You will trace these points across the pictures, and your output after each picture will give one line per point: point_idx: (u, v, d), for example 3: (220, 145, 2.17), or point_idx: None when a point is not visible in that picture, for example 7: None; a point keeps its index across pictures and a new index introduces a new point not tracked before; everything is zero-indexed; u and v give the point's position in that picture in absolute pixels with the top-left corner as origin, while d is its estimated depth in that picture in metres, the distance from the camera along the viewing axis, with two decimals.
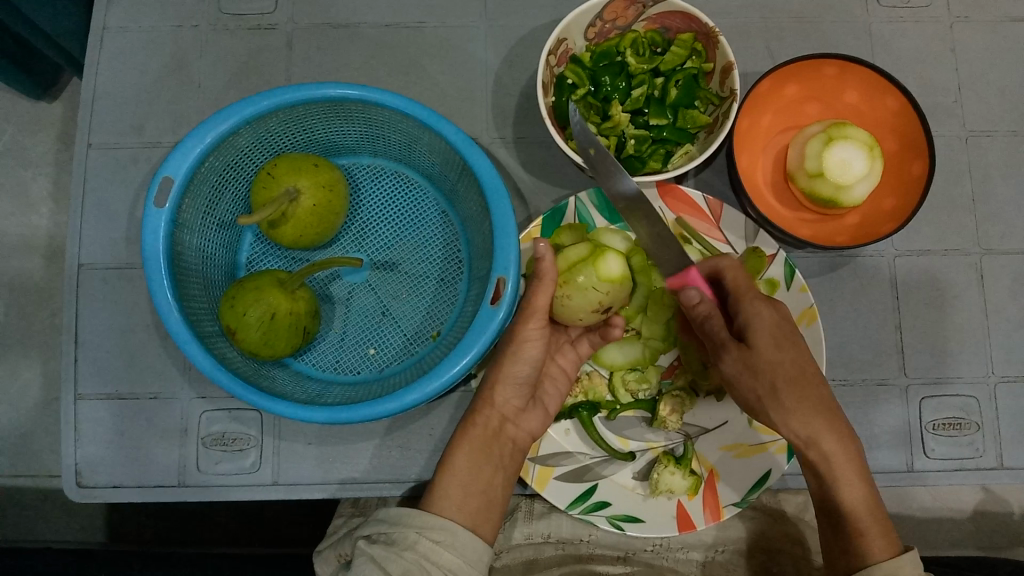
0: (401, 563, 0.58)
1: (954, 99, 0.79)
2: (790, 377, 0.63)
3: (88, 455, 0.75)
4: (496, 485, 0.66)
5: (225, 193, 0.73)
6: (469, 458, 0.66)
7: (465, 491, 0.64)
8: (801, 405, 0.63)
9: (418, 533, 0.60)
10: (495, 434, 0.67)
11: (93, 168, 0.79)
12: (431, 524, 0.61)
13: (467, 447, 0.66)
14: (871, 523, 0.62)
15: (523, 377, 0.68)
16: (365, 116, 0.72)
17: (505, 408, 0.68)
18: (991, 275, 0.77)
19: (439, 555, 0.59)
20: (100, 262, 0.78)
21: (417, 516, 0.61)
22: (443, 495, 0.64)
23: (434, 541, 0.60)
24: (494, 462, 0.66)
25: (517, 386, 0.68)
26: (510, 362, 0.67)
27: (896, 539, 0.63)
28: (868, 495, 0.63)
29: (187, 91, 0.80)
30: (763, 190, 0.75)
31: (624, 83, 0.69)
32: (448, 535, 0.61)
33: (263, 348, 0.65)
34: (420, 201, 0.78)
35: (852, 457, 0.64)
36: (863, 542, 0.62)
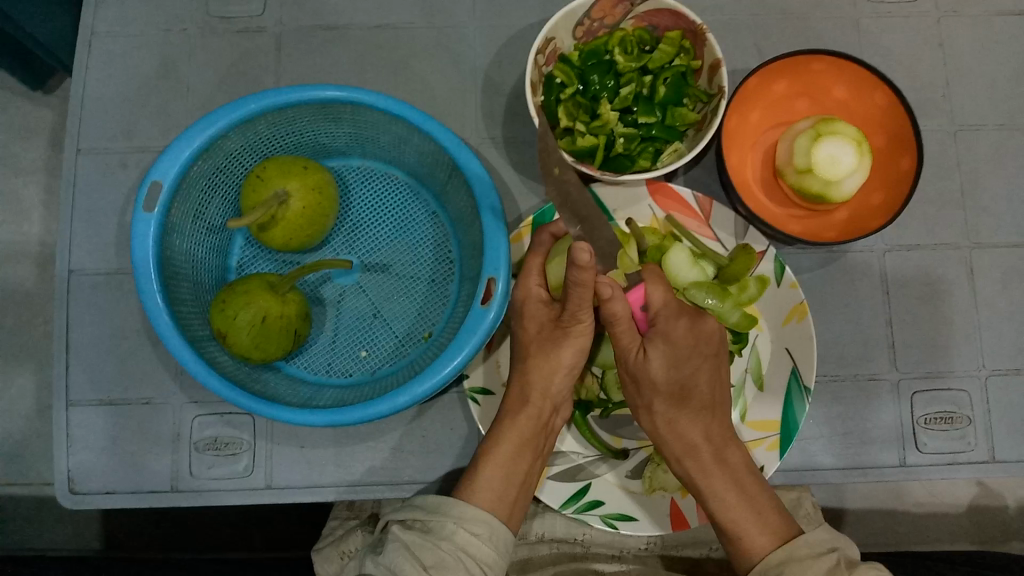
0: (436, 553, 0.57)
1: (942, 94, 0.79)
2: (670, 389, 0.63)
3: (80, 461, 0.75)
4: (532, 479, 0.66)
5: (215, 197, 0.73)
6: (516, 447, 0.64)
7: (507, 480, 0.63)
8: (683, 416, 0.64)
9: (455, 524, 0.60)
10: (542, 424, 0.66)
11: (82, 173, 0.79)
12: (469, 516, 0.60)
13: (516, 435, 0.65)
14: (750, 524, 0.61)
15: (574, 368, 0.67)
16: (354, 118, 0.71)
17: (555, 399, 0.67)
18: (981, 269, 0.77)
19: (475, 547, 0.59)
20: (89, 267, 0.78)
21: (456, 507, 0.61)
22: (485, 483, 0.63)
23: (473, 534, 0.60)
24: (536, 449, 0.66)
25: (567, 376, 0.67)
26: (562, 351, 0.66)
27: (790, 526, 0.62)
28: (754, 505, 0.62)
29: (176, 95, 0.80)
30: (752, 186, 0.75)
31: (612, 81, 0.69)
32: (485, 528, 0.60)
33: (254, 352, 0.65)
34: (410, 202, 0.78)
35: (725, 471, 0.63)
36: (743, 542, 0.61)
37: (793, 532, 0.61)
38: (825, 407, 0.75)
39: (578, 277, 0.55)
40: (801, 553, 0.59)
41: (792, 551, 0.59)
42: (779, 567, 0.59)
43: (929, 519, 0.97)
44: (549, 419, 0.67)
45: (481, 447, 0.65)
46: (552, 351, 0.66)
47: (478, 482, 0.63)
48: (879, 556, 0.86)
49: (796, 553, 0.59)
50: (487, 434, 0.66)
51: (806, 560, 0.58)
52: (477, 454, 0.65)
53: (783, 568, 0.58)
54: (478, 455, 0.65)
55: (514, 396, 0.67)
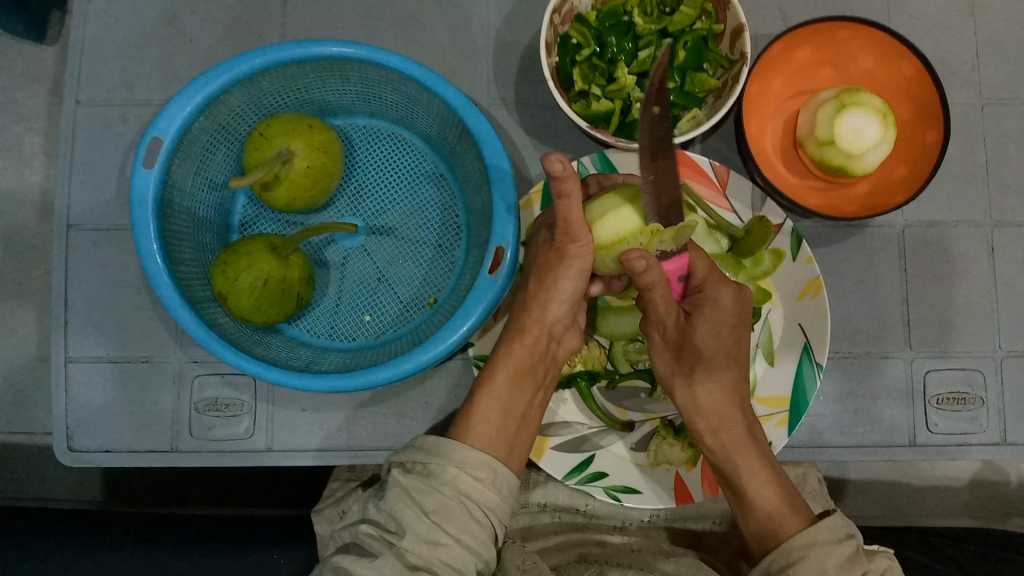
0: (438, 497, 0.55)
1: (972, 65, 0.76)
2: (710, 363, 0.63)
3: (79, 419, 0.74)
4: (533, 413, 0.65)
5: (217, 153, 0.71)
6: (512, 379, 0.64)
7: (506, 414, 0.63)
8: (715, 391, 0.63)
9: (456, 468, 0.57)
10: (541, 356, 0.65)
11: (81, 125, 0.77)
12: (471, 459, 0.58)
13: (513, 366, 0.64)
14: (779, 507, 0.60)
15: (573, 295, 0.65)
16: (362, 75, 0.69)
17: (554, 328, 0.66)
18: (1002, 247, 0.75)
19: (479, 492, 0.57)
20: (89, 222, 0.76)
21: (456, 450, 0.58)
22: (481, 417, 0.62)
23: (476, 479, 0.57)
24: (536, 381, 0.65)
25: (567, 303, 0.65)
26: (561, 275, 0.64)
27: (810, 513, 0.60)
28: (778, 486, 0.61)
29: (178, 46, 0.77)
30: (770, 156, 0.72)
31: (631, 44, 0.66)
32: (489, 472, 0.58)
33: (255, 314, 0.64)
34: (418, 164, 0.76)
35: (753, 448, 0.62)
36: (771, 524, 0.60)
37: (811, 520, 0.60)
38: (834, 384, 0.74)
39: (561, 186, 0.53)
40: (823, 537, 0.57)
41: (815, 534, 0.57)
42: (804, 548, 0.57)
43: (932, 493, 0.96)
44: (547, 351, 0.66)
45: (477, 381, 0.65)
46: (546, 284, 0.65)
47: (474, 417, 0.62)
48: (880, 530, 0.85)
49: (818, 536, 0.57)
50: (485, 366, 0.66)
51: (828, 543, 0.56)
52: (474, 389, 0.64)
53: (806, 552, 0.56)
54: (475, 388, 0.65)
55: (513, 326, 0.66)
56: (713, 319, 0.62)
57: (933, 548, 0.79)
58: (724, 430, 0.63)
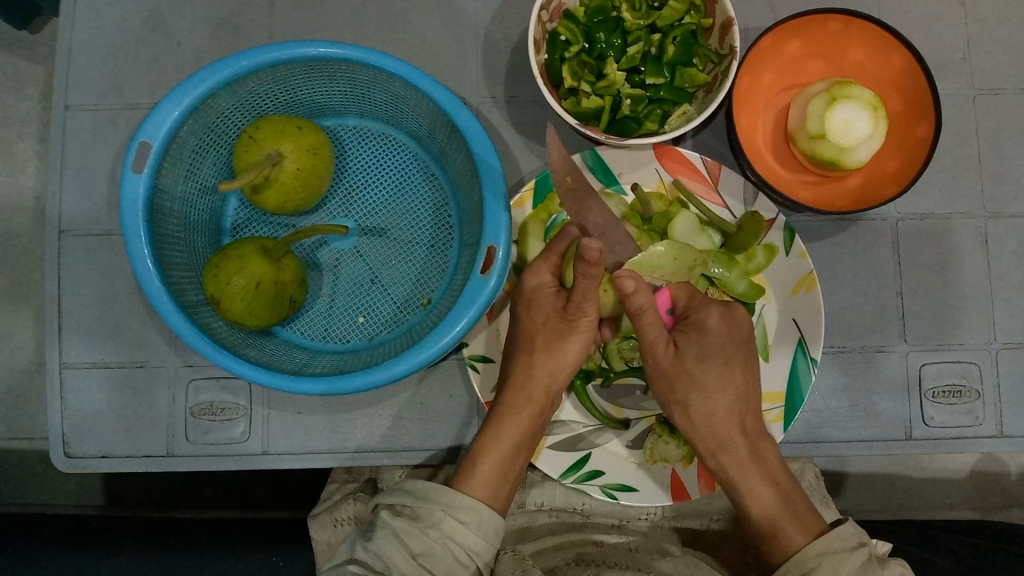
0: (424, 540, 0.57)
1: (962, 56, 0.76)
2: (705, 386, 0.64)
3: (75, 425, 0.74)
4: (522, 475, 0.66)
5: (208, 156, 0.70)
6: (512, 442, 0.65)
7: (502, 476, 0.63)
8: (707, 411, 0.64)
9: (444, 512, 0.59)
10: (541, 423, 0.66)
11: (71, 131, 0.77)
12: (459, 503, 0.60)
13: (516, 433, 0.65)
14: (788, 524, 0.61)
15: (574, 369, 0.66)
16: (351, 76, 0.69)
17: (553, 394, 0.66)
18: (996, 239, 0.75)
19: (464, 536, 0.59)
20: (81, 228, 0.76)
21: (445, 494, 0.60)
22: (479, 475, 0.63)
23: (460, 522, 0.59)
24: (530, 448, 0.66)
25: (569, 372, 0.66)
26: (568, 347, 0.65)
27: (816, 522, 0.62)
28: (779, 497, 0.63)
29: (166, 50, 0.77)
30: (762, 151, 0.72)
31: (619, 40, 0.66)
32: (475, 516, 0.60)
33: (248, 317, 0.64)
34: (408, 163, 0.76)
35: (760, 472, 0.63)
36: (777, 541, 0.61)
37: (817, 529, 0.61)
38: (830, 379, 0.73)
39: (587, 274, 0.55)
40: (837, 546, 0.59)
41: (829, 542, 0.59)
42: (818, 556, 0.59)
43: (931, 486, 0.96)
44: (545, 417, 0.67)
45: (476, 438, 0.65)
46: (561, 352, 0.65)
47: (473, 475, 0.63)
48: (880, 523, 0.85)
49: (831, 545, 0.59)
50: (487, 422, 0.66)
51: (842, 552, 0.58)
52: (471, 446, 0.65)
53: (821, 561, 0.58)
54: (473, 445, 0.65)
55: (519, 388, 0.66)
56: (701, 342, 0.64)
57: (932, 542, 0.79)
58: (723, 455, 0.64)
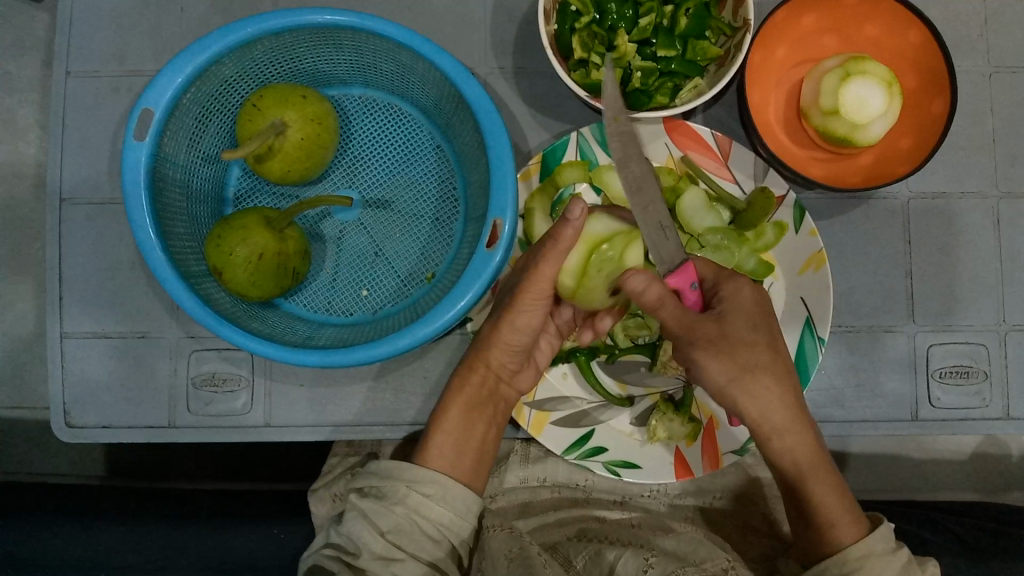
0: (392, 518, 0.58)
1: (979, 32, 0.75)
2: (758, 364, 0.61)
3: (76, 395, 0.74)
4: (489, 445, 0.66)
5: (210, 125, 0.69)
6: (463, 414, 0.65)
7: (459, 447, 0.63)
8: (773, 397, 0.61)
9: (408, 487, 0.60)
10: (491, 391, 0.66)
11: (72, 97, 0.75)
12: (421, 478, 0.60)
13: (463, 402, 0.65)
14: (841, 515, 0.61)
15: (519, 344, 0.64)
16: (357, 44, 0.68)
17: (503, 368, 0.66)
18: (1008, 220, 0.74)
19: (429, 509, 0.59)
20: (83, 196, 0.75)
21: (407, 470, 0.60)
22: (437, 452, 0.63)
23: (424, 495, 0.59)
24: (487, 417, 0.66)
25: (515, 350, 0.65)
26: (507, 329, 0.63)
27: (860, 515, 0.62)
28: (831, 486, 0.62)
29: (169, 16, 0.75)
30: (773, 126, 0.71)
31: (631, 11, 0.65)
32: (438, 488, 0.60)
33: (250, 288, 0.63)
34: (414, 135, 0.75)
35: (816, 453, 0.62)
36: (832, 531, 0.61)
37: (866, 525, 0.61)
38: (837, 358, 0.73)
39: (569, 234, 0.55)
40: (878, 548, 0.59)
41: (871, 546, 0.60)
42: (858, 561, 0.59)
43: (933, 467, 0.95)
44: (499, 388, 0.67)
45: (433, 413, 0.66)
46: (494, 321, 0.65)
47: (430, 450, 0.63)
48: (882, 504, 0.85)
49: (873, 547, 0.60)
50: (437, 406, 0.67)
51: (884, 558, 0.59)
52: (430, 420, 0.65)
53: (864, 563, 0.59)
54: (430, 421, 0.65)
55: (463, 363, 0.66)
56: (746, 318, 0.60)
57: (934, 523, 0.78)
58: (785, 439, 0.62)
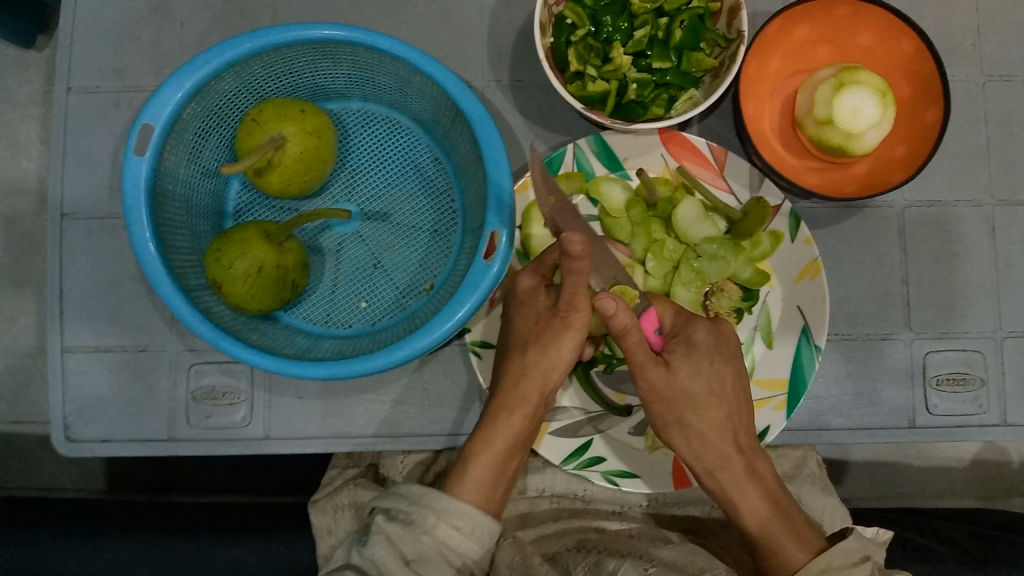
0: (417, 547, 0.56)
1: (972, 41, 0.75)
2: (698, 407, 0.62)
3: (77, 408, 0.74)
4: (514, 475, 0.65)
5: (210, 139, 0.70)
6: (507, 442, 0.64)
7: (496, 477, 0.62)
8: (721, 436, 0.63)
9: (437, 517, 0.58)
10: (533, 420, 0.65)
11: (73, 113, 0.76)
12: (453, 509, 0.59)
13: (510, 432, 0.64)
14: (787, 543, 0.60)
15: (564, 366, 0.65)
16: (355, 58, 0.68)
17: (547, 395, 0.66)
18: (1003, 227, 0.74)
19: (456, 542, 0.58)
20: (84, 211, 0.76)
21: (438, 498, 0.59)
22: (471, 481, 0.61)
23: (455, 528, 0.58)
24: (523, 445, 0.65)
25: (561, 373, 0.65)
26: (556, 350, 0.64)
27: (815, 538, 0.60)
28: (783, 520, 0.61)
29: (168, 32, 0.76)
30: (769, 136, 0.72)
31: (626, 24, 0.65)
32: (469, 521, 0.59)
33: (250, 302, 0.63)
34: (412, 148, 0.75)
35: (756, 489, 0.62)
36: (777, 560, 0.60)
37: (818, 545, 0.60)
38: (834, 367, 0.73)
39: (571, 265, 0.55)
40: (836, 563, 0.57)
41: (831, 559, 0.58)
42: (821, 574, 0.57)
43: (931, 474, 0.96)
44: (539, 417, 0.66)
45: (468, 441, 0.64)
46: (546, 351, 0.64)
47: (465, 481, 0.61)
48: (881, 511, 0.85)
49: (834, 561, 0.57)
50: (475, 430, 0.65)
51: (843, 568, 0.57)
52: (465, 448, 0.64)
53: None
54: (466, 449, 0.63)
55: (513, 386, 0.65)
56: (691, 360, 0.62)
57: (932, 531, 0.79)
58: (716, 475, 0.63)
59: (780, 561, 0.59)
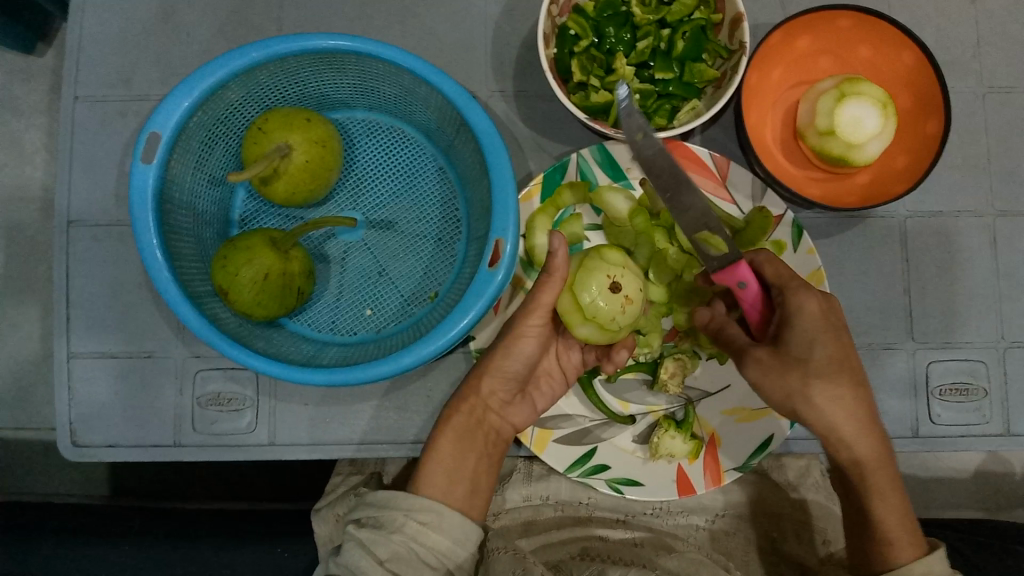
0: (390, 546, 0.58)
1: (973, 53, 0.76)
2: (827, 377, 0.60)
3: (82, 414, 0.74)
4: (484, 476, 0.65)
5: (216, 147, 0.71)
6: (454, 442, 0.65)
7: (451, 476, 0.63)
8: (842, 411, 0.61)
9: (405, 516, 0.60)
10: (479, 422, 0.66)
11: (81, 121, 0.77)
12: (419, 506, 0.60)
13: (450, 432, 0.65)
14: (901, 537, 0.62)
15: (511, 373, 0.65)
16: (360, 68, 0.69)
17: (491, 398, 0.66)
18: (1005, 238, 0.75)
19: (427, 536, 0.59)
20: (90, 218, 0.76)
21: (404, 498, 0.60)
22: (427, 481, 0.63)
23: (422, 523, 0.60)
24: (477, 448, 0.65)
25: (505, 379, 0.66)
26: (501, 357, 0.65)
27: (920, 538, 0.62)
28: (903, 509, 0.63)
29: (175, 42, 0.77)
30: (770, 147, 0.72)
31: (629, 35, 0.66)
32: (435, 517, 0.60)
33: (256, 309, 0.64)
34: (417, 157, 0.76)
35: (886, 460, 0.63)
36: (890, 551, 0.62)
37: (925, 546, 0.62)
38: None
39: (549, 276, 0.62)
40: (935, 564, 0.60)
41: (930, 564, 0.60)
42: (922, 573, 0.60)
43: (934, 485, 0.95)
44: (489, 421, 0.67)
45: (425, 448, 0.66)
46: (490, 355, 0.66)
47: (421, 481, 0.63)
48: None
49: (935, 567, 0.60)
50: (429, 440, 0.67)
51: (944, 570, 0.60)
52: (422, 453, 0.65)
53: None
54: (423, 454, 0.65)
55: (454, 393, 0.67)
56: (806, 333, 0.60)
57: (935, 541, 0.79)
58: (878, 470, 0.63)
59: (890, 551, 0.62)
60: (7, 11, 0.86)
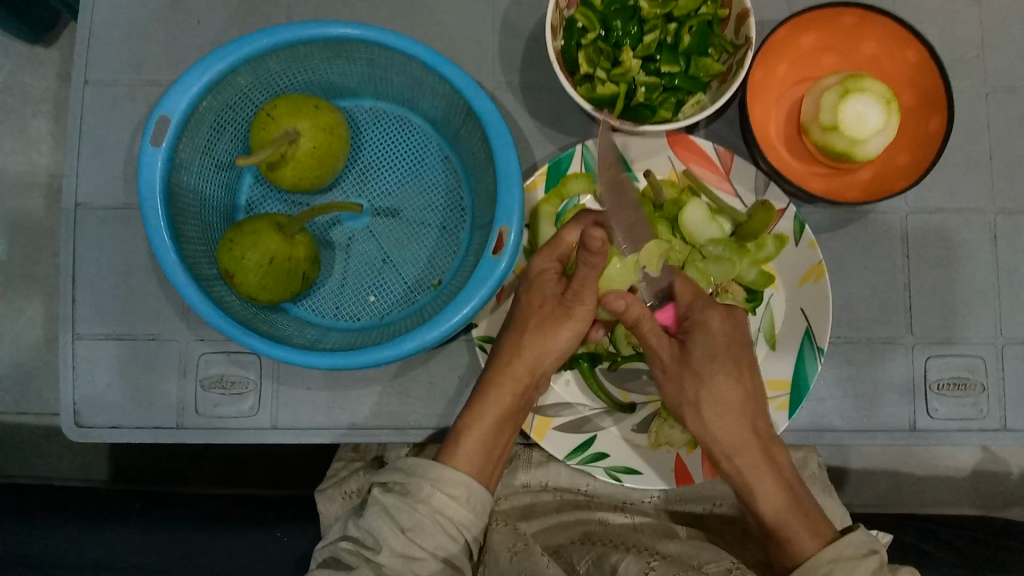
0: (414, 516, 0.58)
1: (977, 53, 0.76)
2: (715, 391, 0.65)
3: (87, 395, 0.75)
4: (505, 454, 0.67)
5: (224, 132, 0.71)
6: (496, 421, 0.66)
7: (487, 457, 0.64)
8: (727, 418, 0.64)
9: (432, 487, 0.60)
10: (521, 402, 0.67)
11: (89, 104, 0.77)
12: (447, 479, 0.61)
13: (498, 410, 0.66)
14: (801, 529, 0.61)
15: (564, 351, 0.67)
16: (368, 56, 0.69)
17: (538, 377, 0.67)
18: (1004, 235, 0.75)
19: (453, 510, 0.60)
20: (97, 201, 0.77)
21: (433, 469, 0.61)
22: (463, 458, 0.63)
23: (450, 496, 0.60)
24: (513, 426, 0.67)
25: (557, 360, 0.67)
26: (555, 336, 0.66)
27: (827, 529, 0.61)
28: (799, 513, 0.62)
29: (185, 28, 0.77)
30: (774, 142, 0.73)
31: (636, 28, 0.66)
32: (464, 490, 0.61)
33: (261, 293, 0.65)
34: (423, 146, 0.77)
35: (772, 476, 0.63)
36: (789, 546, 0.61)
37: (829, 535, 0.61)
38: (835, 370, 0.74)
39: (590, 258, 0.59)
40: (849, 552, 0.58)
41: (840, 548, 0.59)
42: (830, 564, 0.58)
43: (931, 483, 0.96)
44: (529, 400, 0.68)
45: (460, 420, 0.66)
46: (549, 333, 0.66)
47: (457, 456, 0.63)
48: (882, 517, 0.85)
49: (843, 551, 0.59)
50: (465, 408, 0.67)
51: (854, 559, 0.58)
52: (458, 426, 0.65)
53: (834, 567, 0.58)
54: (457, 426, 0.65)
55: (499, 371, 0.66)
56: (704, 343, 0.65)
57: (932, 536, 0.79)
58: (763, 479, 0.63)
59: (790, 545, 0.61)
60: (9, 9, 0.87)
